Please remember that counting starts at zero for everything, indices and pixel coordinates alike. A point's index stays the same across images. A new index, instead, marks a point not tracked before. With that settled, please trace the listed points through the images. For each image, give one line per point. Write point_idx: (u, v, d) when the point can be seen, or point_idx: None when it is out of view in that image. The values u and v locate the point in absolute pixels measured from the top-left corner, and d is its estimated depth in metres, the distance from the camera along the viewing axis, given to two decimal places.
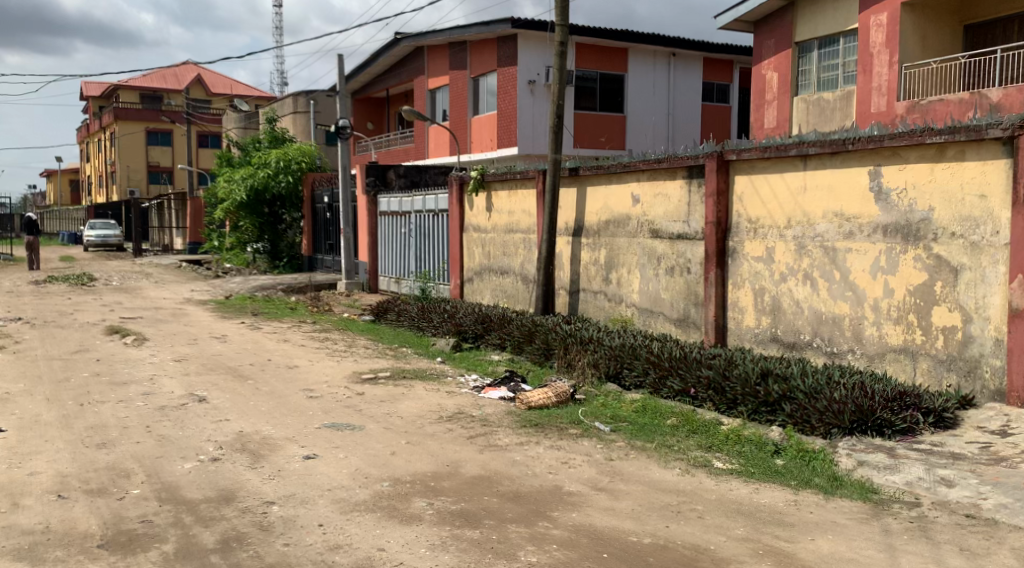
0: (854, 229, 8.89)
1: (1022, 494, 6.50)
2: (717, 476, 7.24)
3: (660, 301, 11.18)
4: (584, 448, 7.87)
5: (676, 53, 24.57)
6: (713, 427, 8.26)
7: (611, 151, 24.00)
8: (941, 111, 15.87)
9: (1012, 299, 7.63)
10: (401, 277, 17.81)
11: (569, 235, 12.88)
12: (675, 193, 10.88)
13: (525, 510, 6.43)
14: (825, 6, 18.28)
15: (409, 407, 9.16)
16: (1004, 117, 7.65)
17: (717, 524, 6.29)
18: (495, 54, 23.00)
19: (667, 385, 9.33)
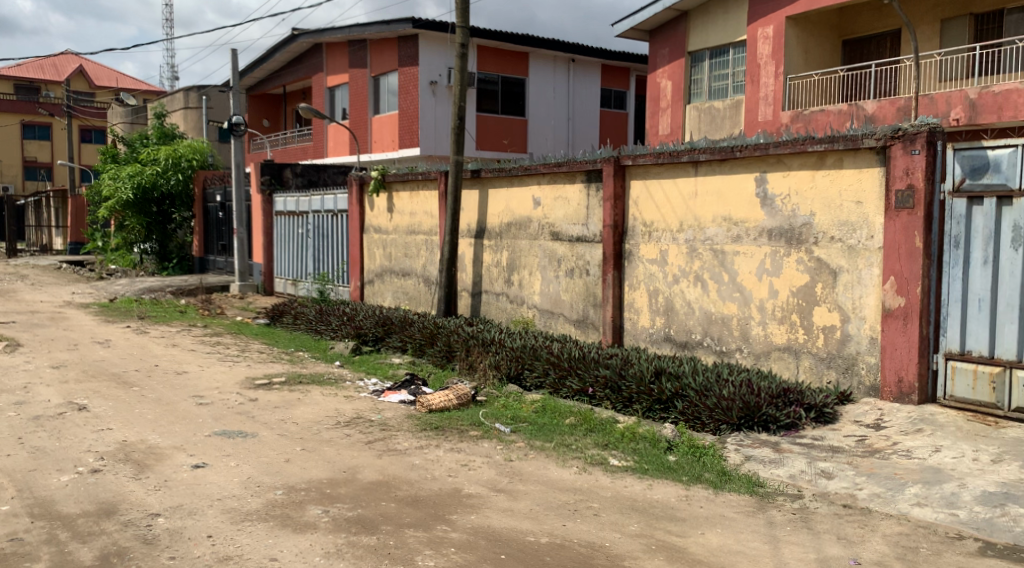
0: (742, 232, 9.31)
1: (894, 484, 6.97)
2: (613, 473, 7.51)
3: (560, 303, 11.47)
4: (484, 450, 8.06)
5: (575, 59, 25.06)
6: (609, 425, 8.54)
7: (513, 153, 24.28)
8: (822, 121, 16.68)
9: (885, 300, 8.13)
10: (298, 279, 17.69)
11: (471, 237, 13.06)
12: (574, 197, 11.18)
13: (423, 514, 6.56)
14: (716, 16, 18.92)
15: (305, 413, 9.18)
16: (877, 128, 8.15)
17: (611, 521, 6.55)
18: (396, 54, 23.02)
19: (566, 386, 9.59)
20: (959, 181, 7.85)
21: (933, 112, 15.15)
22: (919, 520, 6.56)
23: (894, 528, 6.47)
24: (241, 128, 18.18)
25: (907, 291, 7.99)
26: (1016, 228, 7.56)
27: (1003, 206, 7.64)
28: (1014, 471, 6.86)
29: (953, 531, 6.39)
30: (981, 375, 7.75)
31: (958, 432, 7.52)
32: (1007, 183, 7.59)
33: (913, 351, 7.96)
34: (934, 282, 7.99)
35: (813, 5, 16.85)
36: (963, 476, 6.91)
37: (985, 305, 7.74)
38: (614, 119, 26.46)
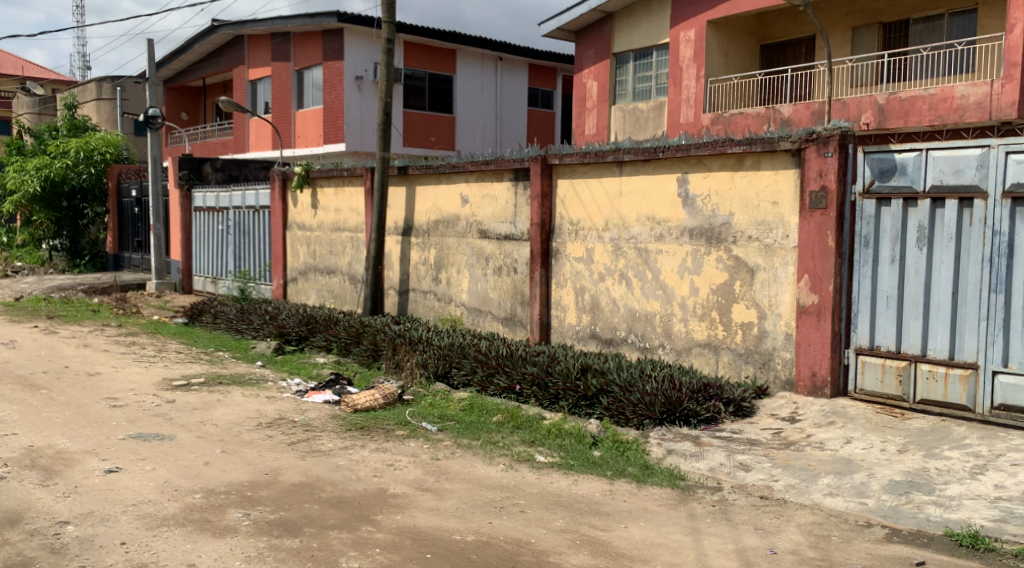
0: (664, 232, 9.56)
1: (808, 475, 7.24)
2: (538, 470, 7.66)
3: (488, 301, 11.59)
4: (411, 449, 8.14)
5: (503, 57, 25.23)
6: (536, 422, 8.69)
7: (440, 151, 24.32)
8: (741, 124, 17.13)
9: (800, 297, 8.44)
10: (218, 276, 17.49)
11: (398, 235, 13.11)
12: (501, 195, 11.32)
13: (347, 516, 6.62)
14: (639, 18, 19.26)
15: (224, 414, 9.14)
16: (793, 131, 8.44)
17: (537, 517, 6.69)
18: (321, 48, 22.87)
19: (494, 383, 9.68)
20: (869, 182, 8.18)
21: (845, 116, 15.68)
22: (831, 509, 6.82)
23: (808, 517, 6.71)
24: (159, 121, 17.87)
25: (820, 289, 8.30)
26: (921, 228, 7.90)
27: (909, 207, 7.99)
28: (919, 461, 7.21)
29: (863, 518, 6.65)
30: (888, 369, 8.08)
31: (867, 424, 7.85)
32: (912, 185, 7.93)
33: (825, 346, 8.29)
34: (846, 280, 8.32)
35: (733, 9, 17.29)
36: (871, 466, 7.23)
37: (892, 302, 8.07)
38: (541, 118, 26.74)
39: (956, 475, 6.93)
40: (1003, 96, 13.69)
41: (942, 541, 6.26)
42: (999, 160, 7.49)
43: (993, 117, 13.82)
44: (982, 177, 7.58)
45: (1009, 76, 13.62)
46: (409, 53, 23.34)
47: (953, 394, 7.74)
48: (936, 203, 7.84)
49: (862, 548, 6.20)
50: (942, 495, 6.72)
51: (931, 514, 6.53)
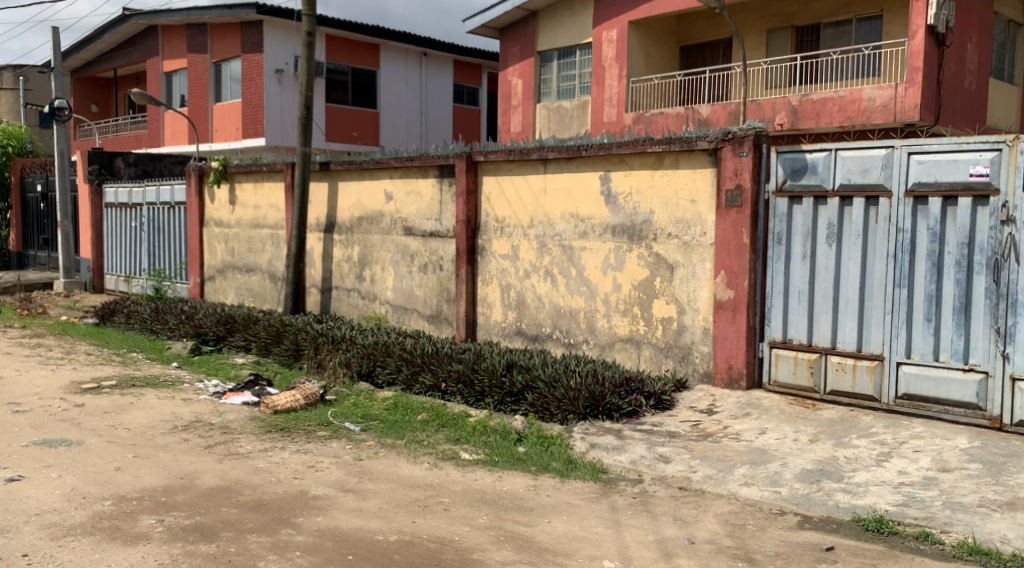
0: (588, 229, 9.73)
1: (724, 465, 7.39)
2: (463, 467, 7.69)
3: (414, 299, 11.63)
4: (333, 450, 8.12)
5: (427, 53, 25.21)
6: (461, 419, 8.76)
7: (363, 146, 24.19)
8: (661, 123, 17.45)
9: (717, 292, 8.69)
10: (131, 275, 17.15)
11: (320, 231, 13.06)
12: (426, 191, 11.37)
13: (266, 519, 6.52)
14: (563, 18, 19.48)
15: (137, 418, 9.01)
16: (710, 131, 8.68)
17: (461, 515, 6.63)
18: (239, 40, 22.56)
19: (419, 381, 9.68)
20: (782, 181, 8.46)
21: (760, 117, 16.11)
22: (747, 498, 6.97)
23: (724, 507, 6.83)
24: (65, 113, 17.39)
25: (735, 284, 8.55)
26: (830, 225, 8.18)
27: (819, 205, 8.27)
28: (829, 449, 7.42)
29: (777, 507, 6.81)
30: (801, 362, 8.36)
31: (781, 415, 8.10)
32: (822, 184, 8.21)
33: (741, 340, 8.55)
34: (760, 275, 8.59)
35: (654, 11, 17.62)
36: (785, 456, 7.41)
37: (804, 297, 8.36)
38: (466, 114, 26.79)
39: (863, 463, 7.13)
40: (906, 99, 14.25)
41: (850, 527, 6.42)
42: (902, 160, 7.75)
43: (897, 119, 14.34)
44: (886, 177, 7.84)
45: (912, 80, 14.20)
46: (331, 47, 23.15)
47: (861, 384, 8.00)
48: (844, 201, 8.13)
49: (776, 536, 6.30)
50: (850, 482, 6.88)
51: (840, 501, 6.69)
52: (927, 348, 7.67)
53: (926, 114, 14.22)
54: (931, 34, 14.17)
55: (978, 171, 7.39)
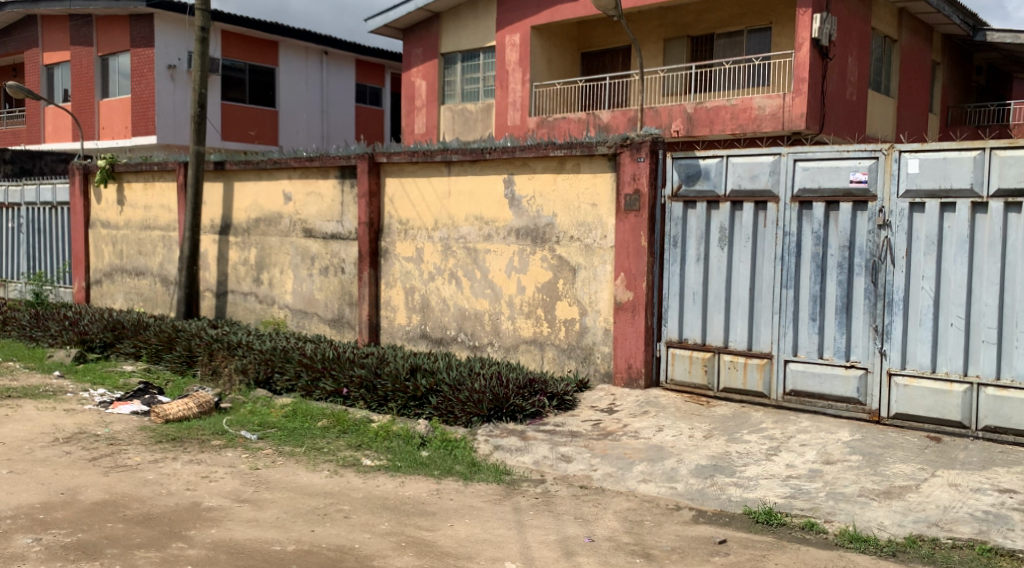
0: (492, 231, 9.86)
1: (624, 463, 7.59)
2: (364, 474, 7.66)
3: (314, 302, 11.57)
4: (227, 460, 8.02)
5: (328, 52, 25.01)
6: (363, 425, 8.72)
7: (260, 145, 23.83)
8: (563, 128, 17.74)
9: (617, 294, 8.92)
10: (8, 279, 16.48)
11: (215, 233, 12.87)
12: (327, 193, 11.32)
13: (156, 533, 6.40)
14: (466, 20, 19.60)
15: (14, 431, 8.73)
16: (609, 136, 8.90)
17: (362, 522, 6.62)
18: (127, 33, 21.97)
19: (319, 387, 9.61)
20: (677, 186, 8.72)
21: (658, 123, 16.51)
22: (645, 494, 7.17)
23: (623, 504, 7.00)
24: None
25: (634, 286, 8.79)
26: (722, 228, 8.48)
27: (712, 209, 8.56)
28: (722, 445, 7.69)
29: (673, 502, 7.03)
30: (695, 360, 8.65)
31: (677, 412, 8.35)
32: (715, 189, 8.50)
33: (640, 340, 8.79)
34: (657, 277, 8.85)
35: (555, 16, 17.92)
36: (681, 452, 7.64)
37: (698, 298, 8.64)
38: (369, 114, 26.67)
39: (754, 457, 7.43)
40: (793, 108, 14.83)
41: (741, 519, 6.67)
42: (789, 167, 8.10)
43: (784, 127, 14.91)
44: (774, 183, 8.19)
45: (799, 91, 14.80)
46: (228, 44, 22.72)
47: (752, 381, 8.33)
48: (736, 205, 8.44)
49: (672, 531, 6.50)
50: (742, 476, 7.17)
51: (732, 495, 6.94)
52: (812, 346, 8.03)
53: (811, 123, 14.81)
54: (815, 47, 14.77)
55: (858, 178, 7.76)
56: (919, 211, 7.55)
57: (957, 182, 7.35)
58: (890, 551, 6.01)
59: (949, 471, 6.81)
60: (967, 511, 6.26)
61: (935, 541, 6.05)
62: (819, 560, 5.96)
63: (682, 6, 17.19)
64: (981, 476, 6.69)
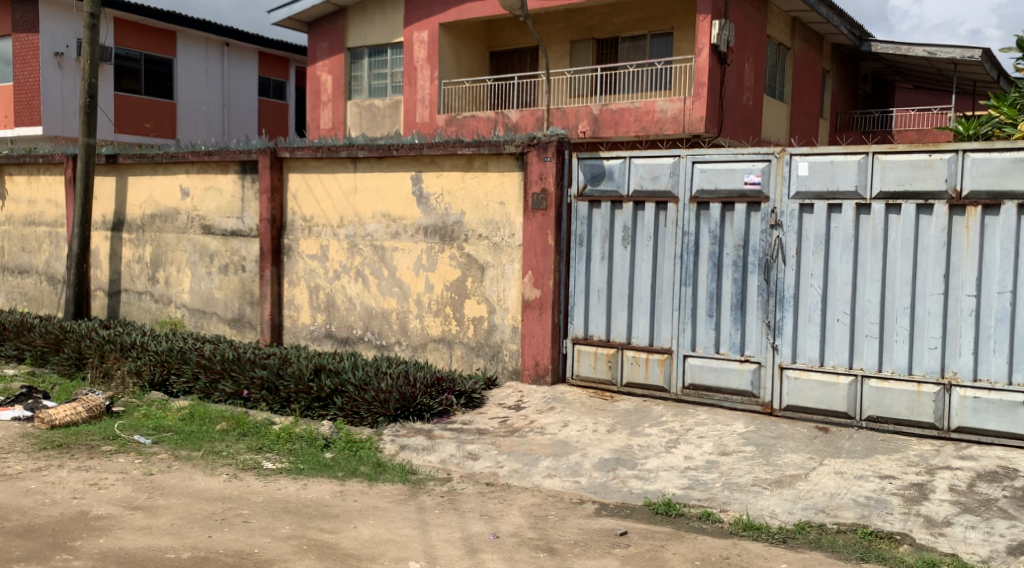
0: (400, 229, 9.89)
1: (530, 459, 7.70)
2: (265, 477, 7.52)
3: (212, 301, 11.42)
4: (118, 466, 7.78)
5: (229, 43, 24.62)
6: (264, 427, 8.61)
7: (156, 138, 23.25)
8: (471, 126, 17.85)
9: (524, 291, 9.06)
10: None
11: (107, 229, 12.59)
12: (227, 188, 11.20)
13: (38, 545, 6.11)
14: (373, 16, 19.53)
15: None
16: (516, 136, 9.03)
17: (262, 526, 6.45)
18: (10, 18, 21.17)
19: (219, 389, 9.48)
20: (583, 186, 8.91)
21: (565, 124, 16.73)
22: (549, 489, 7.26)
23: (528, 500, 7.07)
24: None
25: (541, 284, 8.95)
26: (625, 228, 8.70)
27: (616, 209, 8.77)
28: (625, 439, 7.90)
29: (577, 496, 7.14)
30: (600, 356, 8.85)
31: (582, 408, 8.53)
32: (618, 189, 8.72)
33: (547, 337, 8.96)
34: (564, 275, 9.01)
35: (462, 15, 18.01)
36: (585, 447, 7.82)
37: (602, 295, 8.84)
38: (272, 108, 26.35)
39: (654, 449, 7.66)
40: (693, 112, 15.26)
41: (642, 511, 6.83)
42: (687, 168, 8.36)
43: (685, 131, 15.35)
44: (674, 184, 8.44)
45: (699, 95, 15.22)
46: (121, 32, 22.10)
47: (653, 375, 8.57)
48: (638, 206, 8.67)
49: (575, 525, 6.60)
50: (643, 468, 7.38)
51: (633, 488, 7.14)
52: (709, 342, 8.31)
53: (710, 126, 15.26)
54: (714, 53, 15.20)
55: (751, 180, 8.07)
56: (809, 212, 7.89)
57: (843, 184, 7.71)
58: (781, 537, 6.23)
59: (835, 459, 7.16)
60: (852, 498, 6.59)
61: (823, 526, 6.31)
62: (715, 548, 6.15)
63: (588, 9, 17.47)
64: (863, 463, 7.05)
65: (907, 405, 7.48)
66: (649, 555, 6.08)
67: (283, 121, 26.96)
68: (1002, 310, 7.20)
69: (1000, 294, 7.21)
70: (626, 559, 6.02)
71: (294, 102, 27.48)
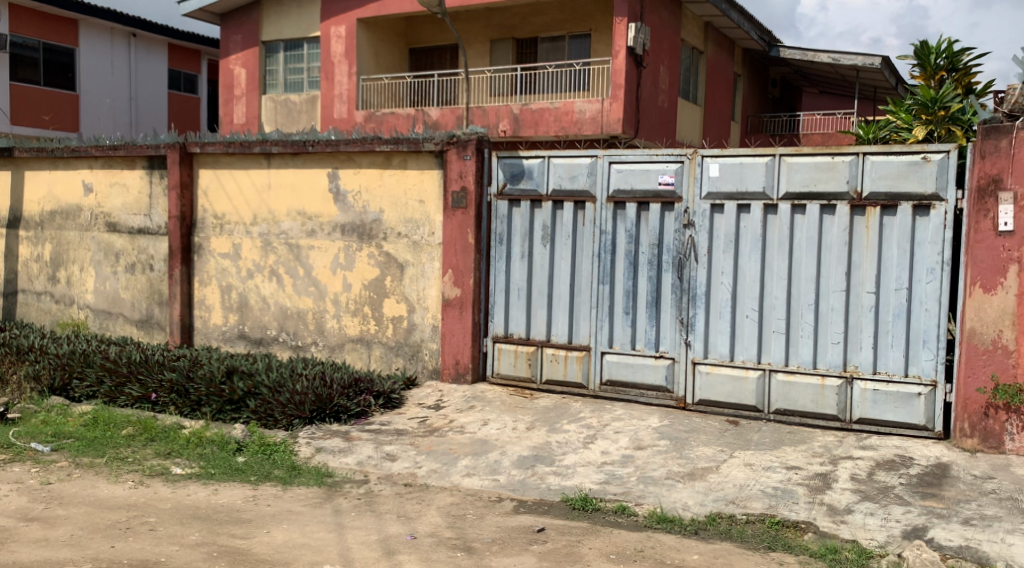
0: (316, 227, 9.80)
1: (448, 459, 7.71)
2: (173, 483, 7.38)
3: (118, 302, 11.17)
4: (15, 476, 7.51)
5: (137, 34, 24.10)
6: (173, 432, 8.43)
7: (56, 131, 22.34)
8: (391, 123, 17.76)
9: (444, 290, 9.07)
10: None
11: (3, 227, 12.26)
12: (133, 184, 10.98)
13: None
14: (289, 10, 19.34)
15: None
16: (435, 133, 9.01)
17: (169, 534, 6.33)
18: None
19: (125, 393, 9.26)
20: (502, 185, 8.96)
21: (485, 122, 16.76)
22: (468, 488, 7.27)
23: (446, 500, 7.07)
24: None
25: (462, 282, 8.97)
26: (544, 227, 8.77)
27: (535, 208, 8.84)
28: (543, 436, 7.97)
29: (495, 494, 7.16)
30: (520, 354, 8.91)
31: (502, 406, 8.57)
32: (538, 189, 8.79)
33: (467, 336, 8.98)
34: (484, 274, 9.06)
35: (381, 10, 17.97)
36: (504, 445, 7.87)
37: (522, 294, 8.90)
38: (182, 102, 25.89)
39: (572, 446, 7.74)
40: (611, 113, 15.45)
41: (559, 507, 6.89)
42: (605, 169, 8.48)
43: (603, 132, 15.52)
44: (591, 184, 8.54)
45: (616, 96, 15.42)
46: (18, 19, 21.32)
47: (572, 373, 8.66)
48: (557, 205, 8.74)
49: (492, 523, 6.63)
50: (560, 465, 7.46)
51: (551, 484, 7.20)
52: (626, 338, 8.43)
53: (627, 127, 15.46)
54: (630, 55, 15.41)
55: (666, 181, 8.23)
56: (719, 212, 8.06)
57: (752, 185, 7.90)
58: (693, 529, 6.36)
59: (744, 452, 7.33)
60: (760, 489, 6.76)
61: (732, 517, 6.46)
62: (629, 542, 6.23)
63: (507, 8, 17.54)
64: (771, 455, 7.24)
65: (813, 397, 7.70)
66: (565, 550, 6.13)
67: (194, 116, 26.49)
68: (899, 306, 7.46)
69: (897, 291, 7.46)
70: (542, 555, 6.06)
71: (205, 96, 27.04)
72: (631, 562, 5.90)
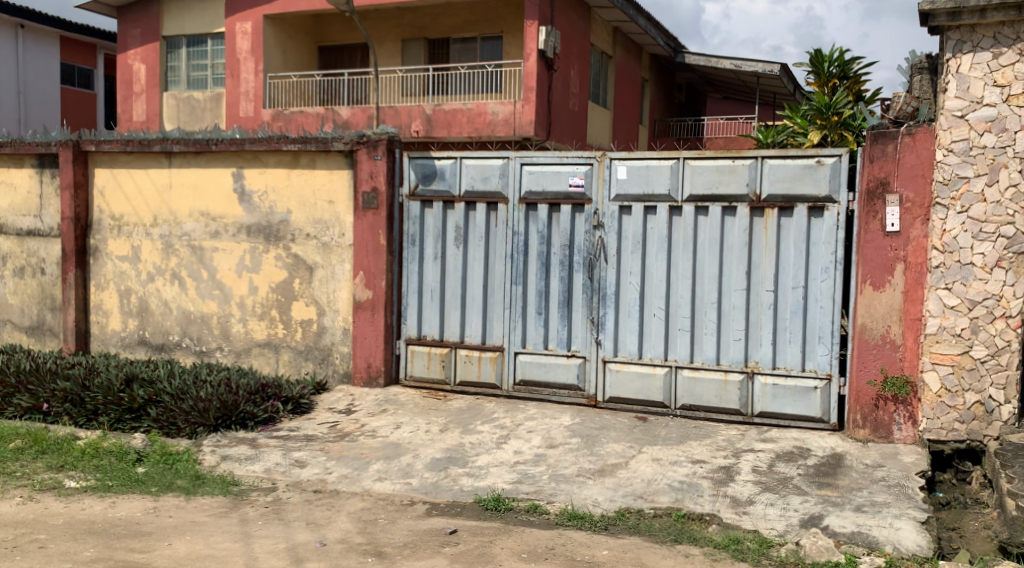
0: (220, 228, 9.59)
1: (358, 464, 7.62)
2: (66, 497, 7.12)
3: (6, 307, 10.79)
4: None
5: (25, 25, 23.18)
6: (66, 443, 8.12)
7: None
8: (300, 122, 17.51)
9: (355, 292, 8.97)
10: None
11: None
12: (21, 183, 10.62)
13: None
14: (192, 5, 18.98)
15: None
16: (344, 133, 8.92)
17: (62, 551, 6.11)
18: None
19: (13, 404, 8.88)
20: (414, 186, 8.89)
21: (397, 122, 16.65)
22: (379, 493, 7.19)
23: (356, 505, 6.99)
24: None
25: (373, 284, 8.89)
26: (457, 228, 8.74)
27: (447, 209, 8.80)
28: (456, 437, 7.94)
29: (407, 498, 7.09)
30: (433, 356, 8.86)
31: (414, 408, 8.51)
32: (450, 189, 8.75)
33: (378, 339, 8.90)
34: (396, 276, 8.98)
35: (289, 7, 17.73)
36: (416, 448, 7.81)
37: (435, 295, 8.85)
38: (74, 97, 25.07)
39: (484, 446, 7.73)
40: (524, 115, 15.50)
41: (471, 508, 6.86)
42: (515, 170, 8.49)
43: (516, 133, 15.57)
44: (503, 185, 8.55)
45: (528, 98, 15.47)
46: None
47: (485, 373, 8.65)
48: (469, 206, 8.73)
49: (404, 527, 6.56)
50: (473, 465, 7.44)
51: (463, 486, 7.16)
52: (538, 338, 8.45)
53: (539, 130, 15.54)
54: (541, 58, 15.49)
55: (576, 182, 8.27)
56: (627, 213, 8.15)
57: (658, 187, 8.01)
58: (603, 525, 6.40)
59: (652, 447, 7.42)
60: (667, 483, 6.85)
61: (640, 512, 6.53)
62: (540, 540, 6.24)
63: (418, 8, 17.49)
64: (677, 450, 7.34)
65: (716, 393, 7.83)
66: (477, 550, 6.11)
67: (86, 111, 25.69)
68: (796, 303, 7.63)
69: (794, 289, 7.64)
70: (454, 557, 6.03)
71: (98, 91, 26.24)
72: (542, 560, 5.90)
